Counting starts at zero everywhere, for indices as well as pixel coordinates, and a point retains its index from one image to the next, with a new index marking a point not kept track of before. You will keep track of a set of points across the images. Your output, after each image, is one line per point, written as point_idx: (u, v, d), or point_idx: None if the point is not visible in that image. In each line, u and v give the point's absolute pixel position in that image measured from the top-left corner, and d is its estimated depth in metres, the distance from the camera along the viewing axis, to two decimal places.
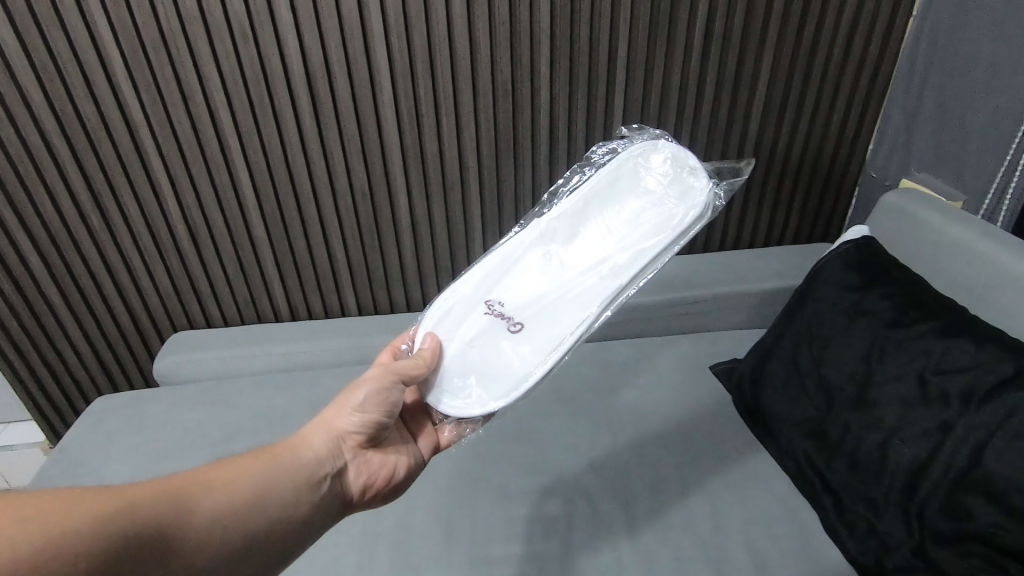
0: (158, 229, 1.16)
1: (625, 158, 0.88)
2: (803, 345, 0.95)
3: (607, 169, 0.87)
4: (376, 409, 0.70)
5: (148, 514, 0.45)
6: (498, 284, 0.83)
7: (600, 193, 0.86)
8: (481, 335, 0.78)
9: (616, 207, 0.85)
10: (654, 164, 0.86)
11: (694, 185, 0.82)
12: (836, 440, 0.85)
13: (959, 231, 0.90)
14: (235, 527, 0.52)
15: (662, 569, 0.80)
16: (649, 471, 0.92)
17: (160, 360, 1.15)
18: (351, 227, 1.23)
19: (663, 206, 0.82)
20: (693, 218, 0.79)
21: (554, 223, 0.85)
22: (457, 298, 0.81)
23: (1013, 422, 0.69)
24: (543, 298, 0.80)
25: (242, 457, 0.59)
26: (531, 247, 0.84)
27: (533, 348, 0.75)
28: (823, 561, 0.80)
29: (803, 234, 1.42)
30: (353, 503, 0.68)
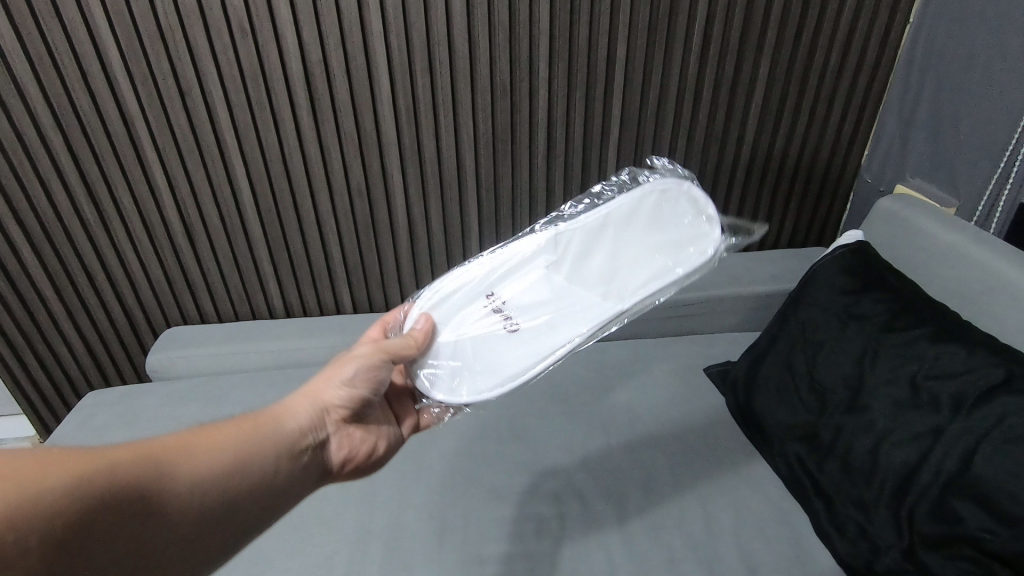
0: (152, 222, 1.15)
1: (654, 187, 0.84)
2: (797, 348, 0.96)
3: (635, 193, 0.84)
4: (363, 384, 0.70)
5: (131, 472, 0.44)
6: (501, 280, 0.82)
7: (623, 219, 0.83)
8: (477, 328, 0.78)
9: (635, 236, 0.82)
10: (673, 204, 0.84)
11: (708, 235, 0.81)
12: (828, 443, 0.86)
13: (958, 239, 0.90)
14: (220, 491, 0.51)
15: (654, 570, 0.80)
16: (642, 472, 0.92)
17: (153, 355, 1.14)
18: (348, 224, 1.22)
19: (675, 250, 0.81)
20: (698, 266, 0.78)
21: (569, 236, 0.83)
22: (457, 287, 0.81)
23: (1004, 427, 0.70)
24: (540, 308, 0.79)
25: (223, 422, 0.57)
26: (539, 256, 0.83)
27: (526, 350, 0.76)
28: (813, 563, 0.80)
29: (798, 238, 1.43)
30: (332, 474, 0.68)
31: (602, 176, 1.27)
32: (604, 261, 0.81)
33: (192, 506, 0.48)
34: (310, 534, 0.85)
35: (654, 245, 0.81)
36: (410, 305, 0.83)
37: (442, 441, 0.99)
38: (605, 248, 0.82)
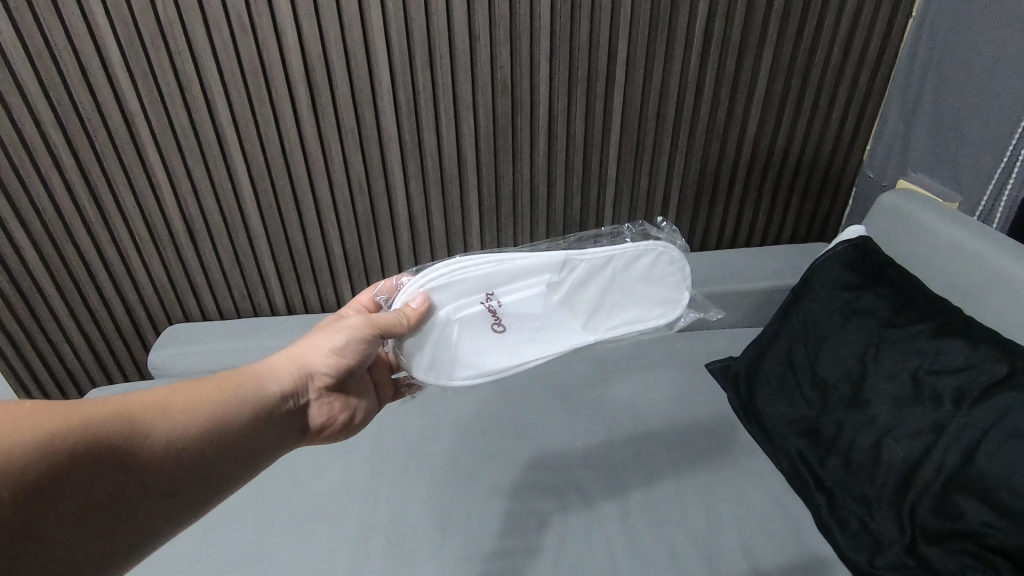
0: (152, 217, 1.15)
1: (664, 244, 0.83)
2: (799, 343, 0.96)
3: (646, 244, 0.82)
4: (351, 355, 0.69)
5: (99, 432, 0.46)
6: (508, 280, 0.78)
7: (625, 266, 0.82)
8: (468, 323, 0.76)
9: (631, 290, 0.82)
10: (661, 263, 0.83)
11: (677, 299, 0.83)
12: (831, 438, 0.86)
13: (969, 240, 0.89)
14: (192, 451, 0.53)
15: (655, 565, 0.80)
16: (644, 468, 0.92)
17: (155, 352, 1.15)
18: (348, 221, 1.22)
19: (645, 306, 0.83)
20: (658, 324, 0.82)
21: (576, 264, 0.80)
22: (466, 271, 0.75)
23: (1006, 422, 0.70)
24: (537, 317, 0.79)
25: (204, 381, 0.59)
26: (543, 271, 0.79)
27: (502, 350, 0.76)
28: (816, 557, 0.80)
29: (800, 233, 1.43)
30: (309, 435, 0.70)
31: (603, 172, 1.27)
32: (594, 302, 0.81)
33: (162, 464, 0.51)
34: (312, 529, 0.85)
35: (638, 301, 0.83)
36: (409, 280, 0.78)
37: (444, 436, 0.99)
38: (602, 288, 0.81)
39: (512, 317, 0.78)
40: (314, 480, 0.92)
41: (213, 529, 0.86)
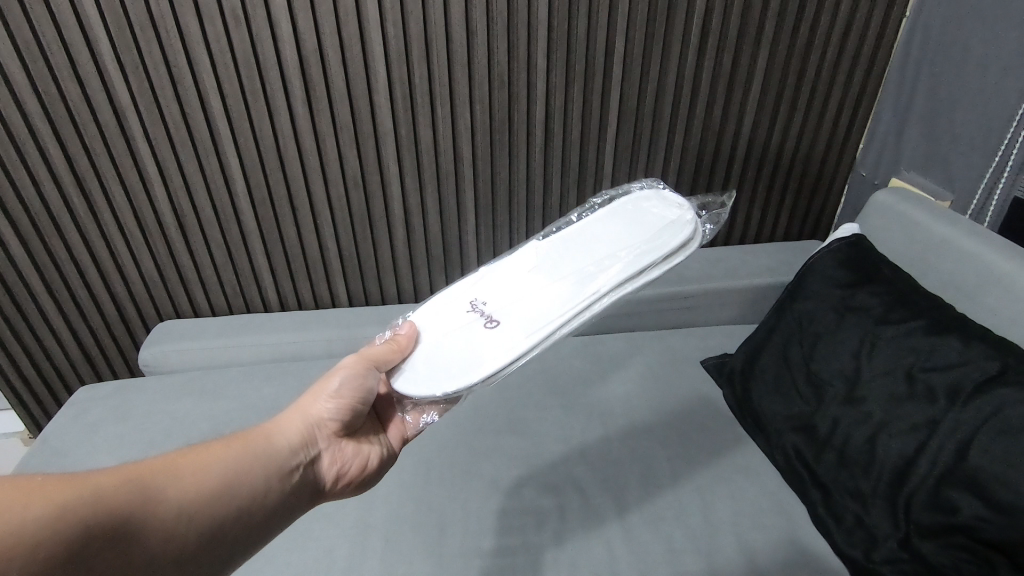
0: (144, 214, 1.13)
1: (636, 198, 0.94)
2: (794, 340, 0.97)
3: (614, 205, 0.92)
4: (352, 396, 0.71)
5: (113, 499, 0.46)
6: (488, 288, 0.83)
7: (597, 225, 0.89)
8: (459, 329, 0.78)
9: (610, 237, 0.86)
10: (647, 208, 0.90)
11: (682, 215, 0.86)
12: (825, 434, 0.87)
13: (949, 232, 0.91)
14: (207, 512, 0.53)
15: (654, 563, 0.80)
16: (641, 466, 0.92)
17: (146, 349, 1.13)
18: (343, 218, 1.21)
19: (652, 232, 0.85)
20: (686, 236, 0.82)
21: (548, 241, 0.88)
22: (441, 295, 0.83)
23: (1000, 418, 0.70)
24: (522, 307, 0.79)
25: (213, 442, 0.59)
26: (520, 255, 0.87)
27: (502, 342, 0.75)
28: (811, 553, 0.81)
29: (793, 231, 1.44)
30: (326, 491, 0.68)
31: (599, 169, 1.27)
32: (578, 259, 0.84)
33: (180, 528, 0.50)
34: (309, 529, 0.84)
35: (628, 243, 0.84)
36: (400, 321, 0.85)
37: (439, 435, 0.98)
38: (580, 246, 0.86)
39: (502, 314, 0.78)
40: None
41: None
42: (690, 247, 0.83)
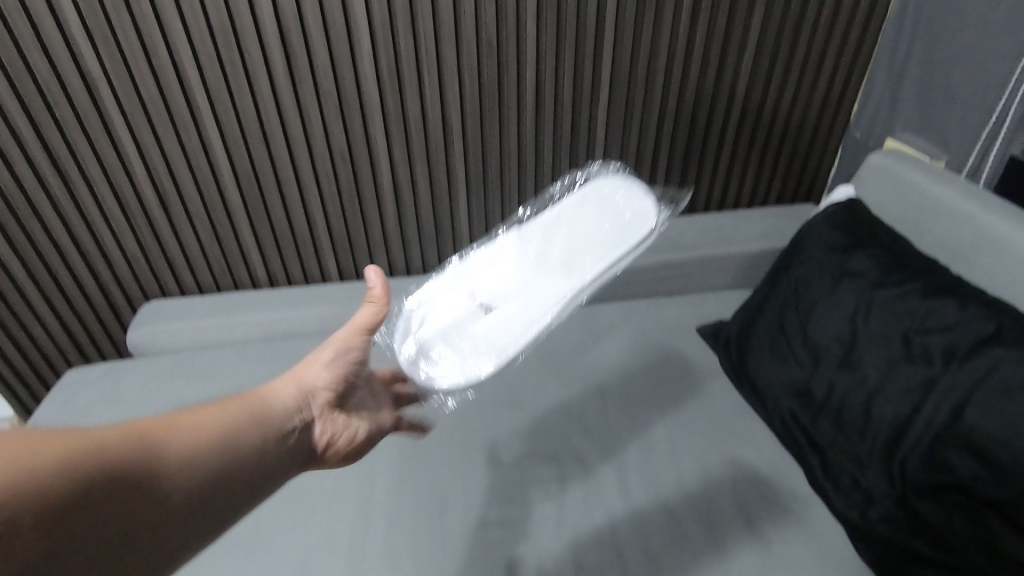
0: (123, 193, 1.09)
1: (601, 182, 0.95)
2: (790, 306, 0.96)
3: (584, 190, 0.94)
4: (343, 366, 0.70)
5: (112, 451, 0.45)
6: (478, 283, 0.86)
7: (572, 212, 0.91)
8: (458, 325, 0.82)
9: (587, 225, 0.89)
10: (611, 197, 0.92)
11: (646, 205, 0.89)
12: (822, 399, 0.87)
13: (943, 192, 0.91)
14: (205, 469, 0.51)
15: (657, 530, 0.81)
16: (640, 435, 0.93)
17: (133, 331, 1.10)
18: (331, 193, 1.18)
19: (620, 225, 0.87)
20: (647, 227, 0.84)
21: (528, 232, 0.91)
22: (433, 295, 0.87)
23: (996, 378, 0.71)
24: (515, 301, 0.82)
25: (210, 404, 0.57)
26: (503, 247, 0.90)
27: (501, 336, 0.78)
28: (810, 515, 0.82)
29: (786, 195, 1.43)
30: (319, 459, 0.66)
31: (591, 137, 1.24)
32: (559, 251, 0.86)
33: (180, 485, 0.49)
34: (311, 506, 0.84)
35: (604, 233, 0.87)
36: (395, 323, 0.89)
37: (437, 409, 0.98)
38: (559, 236, 0.88)
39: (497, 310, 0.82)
40: None
41: None
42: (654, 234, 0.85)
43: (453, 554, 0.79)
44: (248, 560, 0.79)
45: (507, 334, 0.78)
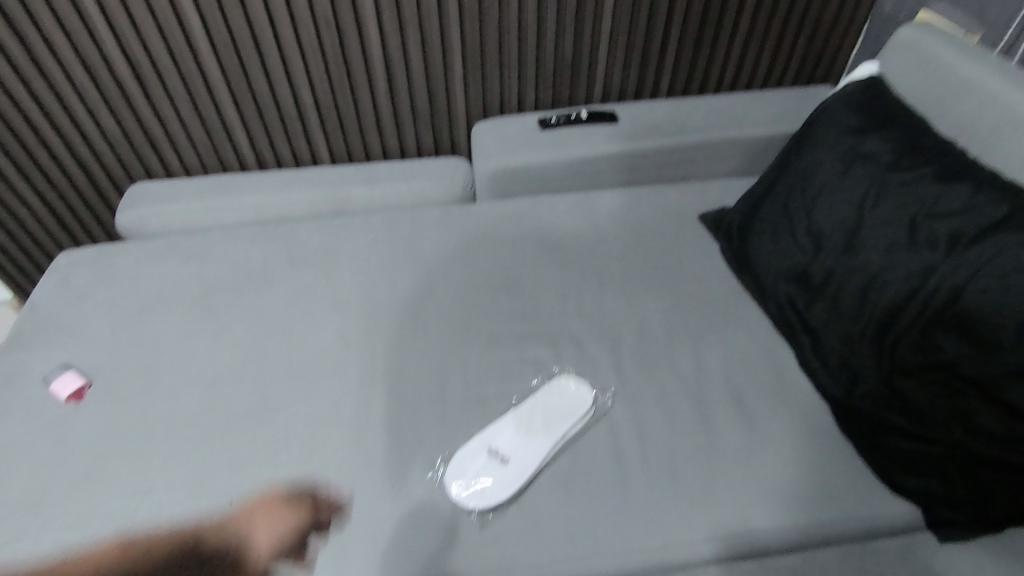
0: (92, 61, 1.04)
1: (550, 383, 0.86)
2: (797, 191, 0.94)
3: (541, 391, 0.85)
4: None
5: None
6: (478, 433, 0.81)
7: (535, 399, 0.84)
8: (475, 465, 0.77)
9: (552, 395, 0.85)
10: (562, 396, 0.84)
11: (581, 400, 0.84)
12: (819, 284, 0.87)
13: (971, 70, 0.85)
14: None
15: (648, 408, 0.84)
16: (637, 318, 0.94)
17: (122, 213, 1.08)
18: (317, 66, 1.12)
19: (567, 404, 0.83)
20: (584, 415, 0.82)
21: (509, 416, 0.82)
22: (431, 442, 0.80)
23: (997, 262, 0.70)
24: (518, 449, 0.78)
25: None
26: (489, 437, 0.80)
27: (521, 468, 0.77)
28: (796, 393, 0.86)
29: (803, 77, 1.34)
30: None
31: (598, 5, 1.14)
32: (532, 414, 0.82)
33: None
34: (314, 382, 0.86)
35: (565, 395, 0.84)
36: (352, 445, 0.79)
37: (436, 292, 0.98)
38: (533, 409, 0.83)
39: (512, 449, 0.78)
40: (309, 338, 0.91)
41: (215, 383, 0.86)
42: (589, 414, 0.83)
43: (453, 427, 0.82)
44: (257, 429, 0.81)
45: (524, 483, 0.76)
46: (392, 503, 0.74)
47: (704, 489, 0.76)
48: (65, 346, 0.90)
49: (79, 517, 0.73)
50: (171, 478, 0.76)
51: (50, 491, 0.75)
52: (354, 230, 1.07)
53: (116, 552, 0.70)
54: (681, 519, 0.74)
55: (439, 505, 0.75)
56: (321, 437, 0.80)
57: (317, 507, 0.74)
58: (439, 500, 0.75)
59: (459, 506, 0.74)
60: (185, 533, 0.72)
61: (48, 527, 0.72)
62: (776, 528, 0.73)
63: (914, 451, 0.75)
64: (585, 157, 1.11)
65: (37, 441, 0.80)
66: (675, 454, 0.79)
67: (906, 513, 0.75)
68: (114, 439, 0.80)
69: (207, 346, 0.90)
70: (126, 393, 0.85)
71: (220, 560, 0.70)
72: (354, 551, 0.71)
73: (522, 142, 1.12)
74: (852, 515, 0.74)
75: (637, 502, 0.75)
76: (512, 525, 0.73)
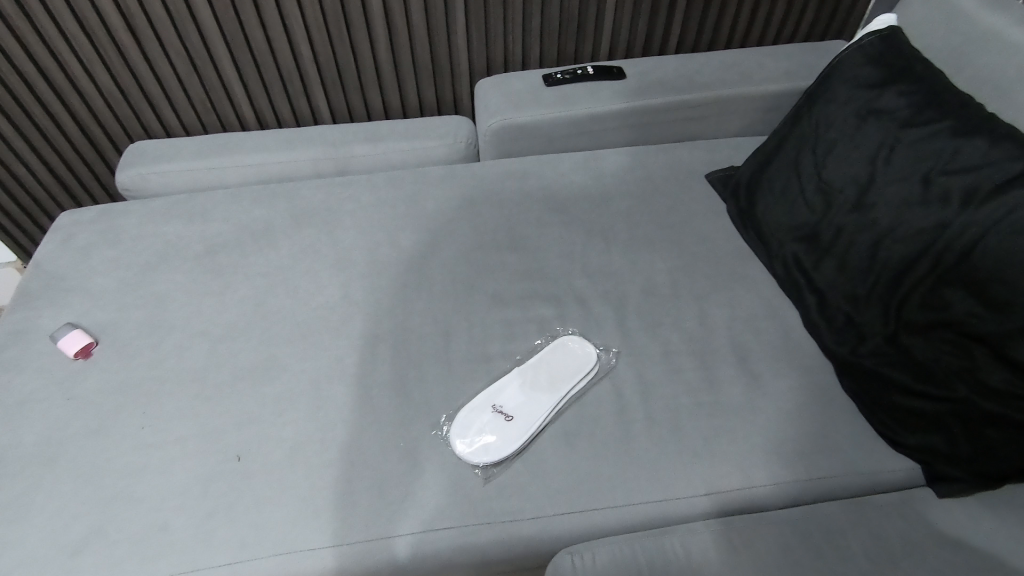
0: (84, 13, 1.00)
1: (557, 340, 0.87)
2: (807, 148, 0.92)
3: (547, 348, 0.86)
4: None
5: None
6: (482, 390, 0.82)
7: (541, 356, 0.85)
8: (479, 421, 0.78)
9: (556, 352, 0.85)
10: (568, 352, 0.85)
11: (587, 355, 0.84)
12: (827, 242, 0.86)
13: (995, 20, 0.82)
14: None
15: (653, 367, 0.84)
16: (641, 277, 0.94)
17: (122, 172, 1.07)
18: (316, 20, 1.09)
19: (574, 360, 0.84)
20: (590, 370, 0.83)
21: (515, 375, 0.83)
22: (439, 399, 0.81)
23: (1013, 218, 0.69)
24: (523, 404, 0.80)
25: None
26: (495, 395, 0.81)
27: (526, 424, 0.78)
28: (800, 352, 0.86)
29: (817, 31, 1.30)
30: None
31: None
32: (538, 371, 0.83)
33: None
34: (319, 339, 0.86)
35: (569, 353, 0.85)
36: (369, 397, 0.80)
37: (440, 251, 0.97)
38: (537, 366, 0.84)
39: (516, 407, 0.79)
40: (313, 296, 0.91)
41: (221, 342, 0.86)
42: (595, 372, 0.84)
43: (457, 384, 0.83)
44: (264, 386, 0.82)
45: (528, 440, 0.77)
46: (398, 458, 0.75)
47: (706, 445, 0.77)
48: (71, 303, 0.91)
49: (93, 469, 0.75)
50: (181, 432, 0.77)
51: (62, 444, 0.77)
52: (356, 189, 1.06)
53: (130, 502, 0.72)
54: (683, 474, 0.74)
55: (443, 460, 0.76)
56: (328, 393, 0.81)
57: (325, 462, 0.75)
58: (443, 454, 0.76)
59: (462, 460, 0.75)
60: (197, 484, 0.73)
61: (63, 478, 0.74)
62: (777, 482, 0.74)
63: (915, 408, 0.75)
64: (591, 114, 1.09)
65: (48, 396, 0.81)
66: (678, 411, 0.80)
67: (904, 468, 0.76)
68: (124, 395, 0.81)
69: (212, 304, 0.91)
70: (134, 350, 0.85)
71: (231, 511, 0.71)
72: (360, 503, 0.72)
73: (527, 99, 1.09)
74: (852, 470, 0.75)
75: (639, 457, 0.76)
76: (515, 479, 0.74)
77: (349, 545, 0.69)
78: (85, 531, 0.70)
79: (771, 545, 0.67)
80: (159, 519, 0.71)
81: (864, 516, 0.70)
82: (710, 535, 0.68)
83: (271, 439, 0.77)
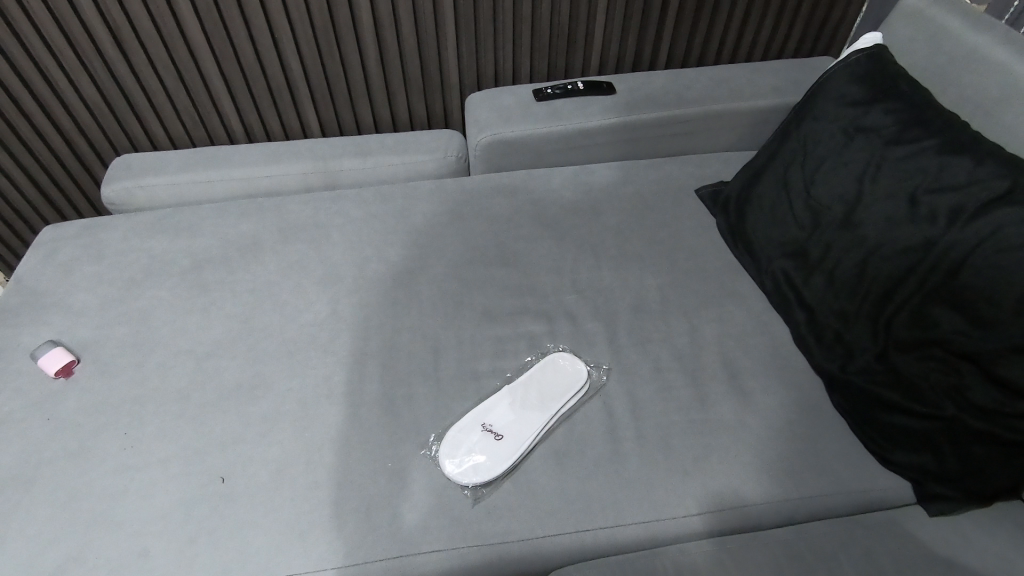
0: (70, 26, 0.99)
1: (548, 357, 0.86)
2: (796, 165, 0.92)
3: (538, 365, 0.85)
4: None
5: None
6: (473, 408, 0.81)
7: (531, 374, 0.84)
8: (469, 441, 0.77)
9: (546, 369, 0.84)
10: (559, 369, 0.84)
11: (577, 373, 0.84)
12: (816, 259, 0.87)
13: (978, 39, 0.83)
14: None
15: (643, 383, 0.84)
16: (631, 293, 0.93)
17: (108, 186, 1.06)
18: (305, 34, 1.08)
19: (564, 378, 0.83)
20: (580, 389, 0.82)
21: (506, 393, 0.82)
22: (429, 419, 0.80)
23: (999, 237, 0.69)
24: (513, 424, 0.79)
25: None
26: (485, 414, 0.80)
27: (516, 444, 0.77)
28: (789, 368, 0.86)
29: (804, 48, 1.31)
30: None
31: None
32: (528, 390, 0.82)
33: None
34: (306, 357, 0.85)
35: (560, 371, 0.84)
36: (356, 417, 0.79)
37: (429, 266, 0.96)
38: (527, 384, 0.83)
39: (506, 427, 0.78)
40: (301, 313, 0.90)
41: (207, 359, 0.85)
42: (585, 390, 0.83)
43: (446, 402, 0.82)
44: (249, 405, 0.80)
45: (517, 458, 0.76)
46: (386, 479, 0.74)
47: (697, 464, 0.76)
48: (53, 321, 0.89)
49: (72, 493, 0.73)
50: (165, 453, 0.76)
51: (41, 466, 0.75)
52: (345, 204, 1.05)
53: (109, 527, 0.70)
54: (674, 493, 0.74)
55: (432, 480, 0.75)
56: (315, 412, 0.80)
57: (312, 484, 0.74)
58: (432, 474, 0.75)
59: (451, 480, 0.74)
60: (179, 508, 0.72)
61: (40, 502, 0.72)
62: (768, 501, 0.74)
63: (905, 425, 0.75)
64: (581, 130, 1.09)
65: (28, 416, 0.79)
66: (668, 429, 0.79)
67: (895, 486, 0.76)
68: (106, 414, 0.79)
69: (198, 321, 0.89)
70: (116, 369, 0.84)
71: (214, 534, 0.70)
72: (347, 525, 0.71)
73: (517, 114, 1.09)
74: (842, 488, 0.75)
75: (630, 477, 0.75)
76: (505, 500, 0.73)
77: (335, 569, 0.68)
78: (62, 557, 0.68)
79: (763, 566, 0.66)
80: (140, 543, 0.69)
81: (855, 535, 0.69)
82: (701, 556, 0.67)
83: (256, 460, 0.75)
